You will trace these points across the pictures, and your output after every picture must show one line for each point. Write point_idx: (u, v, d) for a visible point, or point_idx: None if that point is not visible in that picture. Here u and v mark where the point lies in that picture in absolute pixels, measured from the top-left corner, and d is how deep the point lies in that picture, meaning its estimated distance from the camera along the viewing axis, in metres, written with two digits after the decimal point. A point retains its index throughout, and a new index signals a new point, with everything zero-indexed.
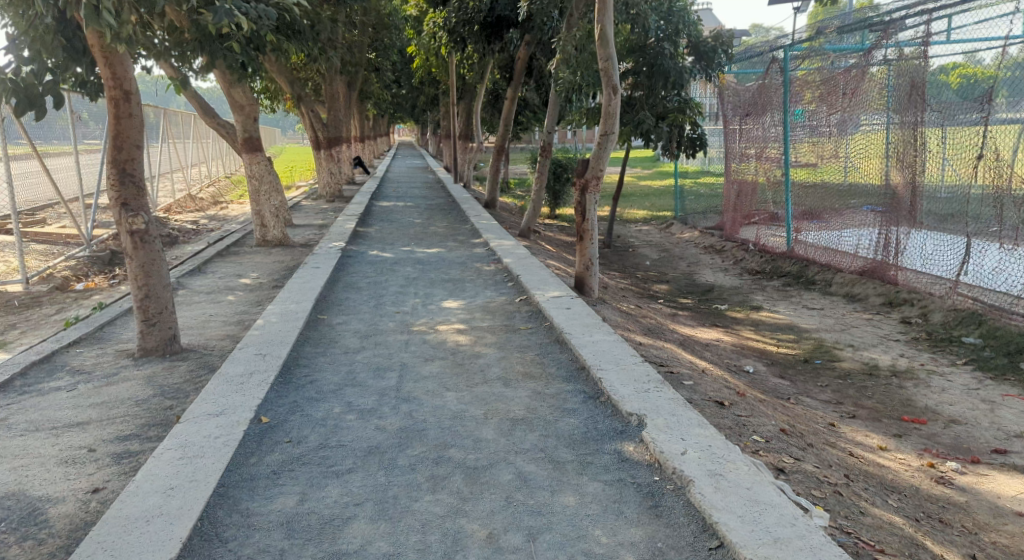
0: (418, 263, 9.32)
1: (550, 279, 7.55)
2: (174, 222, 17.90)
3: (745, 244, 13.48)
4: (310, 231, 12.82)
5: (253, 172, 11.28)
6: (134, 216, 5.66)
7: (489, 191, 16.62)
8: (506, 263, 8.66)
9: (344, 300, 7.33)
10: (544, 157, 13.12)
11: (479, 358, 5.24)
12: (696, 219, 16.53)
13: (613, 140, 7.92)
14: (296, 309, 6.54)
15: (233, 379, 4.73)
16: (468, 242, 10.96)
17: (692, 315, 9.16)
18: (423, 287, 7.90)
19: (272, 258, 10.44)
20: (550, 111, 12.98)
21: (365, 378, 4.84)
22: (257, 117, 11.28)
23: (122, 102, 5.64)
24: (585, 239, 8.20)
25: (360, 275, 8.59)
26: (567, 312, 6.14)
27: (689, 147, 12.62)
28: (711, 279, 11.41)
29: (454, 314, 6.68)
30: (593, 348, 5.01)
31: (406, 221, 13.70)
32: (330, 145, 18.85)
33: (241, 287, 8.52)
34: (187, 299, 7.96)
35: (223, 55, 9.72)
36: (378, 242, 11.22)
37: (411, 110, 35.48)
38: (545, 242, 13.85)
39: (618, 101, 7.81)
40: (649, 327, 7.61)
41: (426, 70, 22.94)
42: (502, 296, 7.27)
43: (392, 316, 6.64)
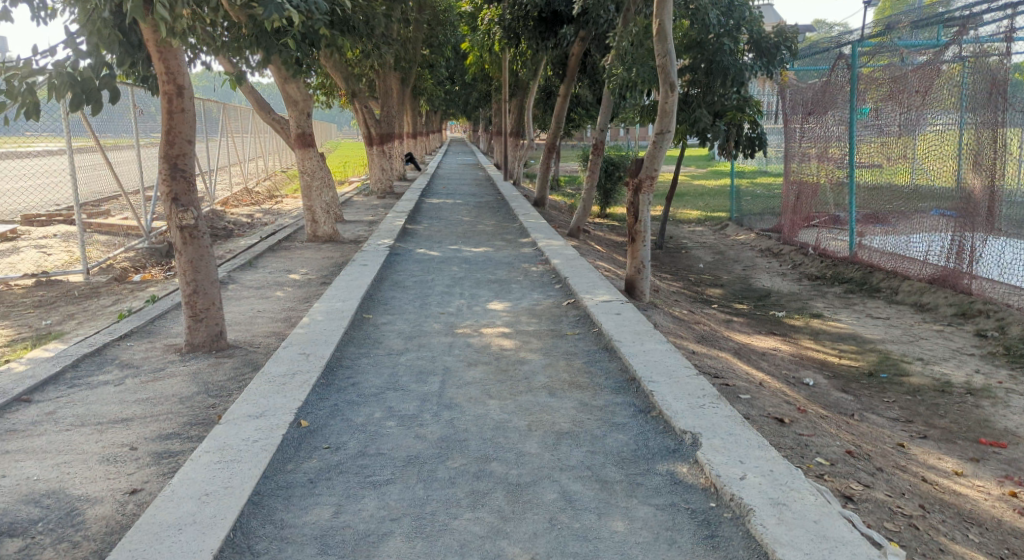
0: (465, 262, 9.20)
1: (600, 281, 7.35)
2: (230, 215, 18.15)
3: (804, 248, 13.03)
4: (359, 228, 12.82)
5: (306, 167, 11.31)
6: (184, 211, 5.62)
7: (540, 189, 16.42)
8: (555, 264, 8.48)
9: (390, 299, 7.25)
10: (596, 155, 12.85)
11: (524, 364, 5.08)
12: (753, 220, 16.10)
13: (669, 139, 7.65)
14: (342, 307, 6.46)
15: (275, 379, 4.64)
16: (517, 241, 10.81)
17: (748, 321, 8.85)
18: (470, 287, 7.76)
19: (322, 254, 10.45)
20: (603, 108, 12.74)
21: (407, 382, 4.72)
22: (311, 112, 11.25)
23: (175, 96, 5.62)
24: (638, 240, 7.95)
25: (407, 273, 8.51)
26: (617, 317, 5.94)
27: (748, 147, 12.33)
28: (768, 284, 11.04)
29: (500, 316, 6.53)
30: (644, 357, 4.81)
31: (455, 219, 13.62)
32: (383, 141, 18.93)
33: (290, 282, 8.52)
34: (236, 294, 7.97)
35: (278, 50, 9.75)
36: (426, 239, 11.16)
37: (463, 107, 35.52)
38: (595, 242, 13.61)
39: (675, 100, 7.54)
40: (703, 334, 7.34)
41: (479, 66, 22.87)
42: (550, 299, 7.09)
43: (438, 317, 6.52)
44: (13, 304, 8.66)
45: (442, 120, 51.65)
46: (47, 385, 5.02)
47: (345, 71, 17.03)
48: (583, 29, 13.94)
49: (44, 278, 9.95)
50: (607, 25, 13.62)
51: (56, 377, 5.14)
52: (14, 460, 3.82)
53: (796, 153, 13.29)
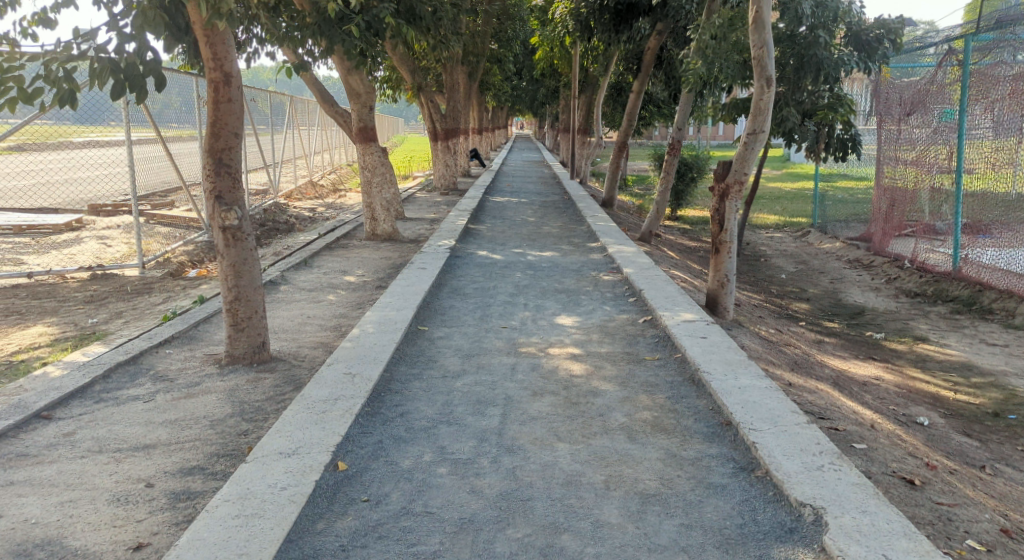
0: (529, 267, 8.57)
1: (679, 296, 6.63)
2: (292, 208, 17.97)
3: (899, 261, 12.01)
4: (420, 226, 12.34)
5: (366, 163, 10.88)
6: (227, 210, 5.14)
7: (609, 190, 15.70)
8: (627, 274, 7.79)
9: (448, 308, 6.69)
10: (672, 155, 12.03)
11: (598, 396, 4.42)
12: (838, 228, 15.16)
13: (762, 140, 6.89)
14: (396, 319, 5.91)
15: (314, 407, 4.09)
16: (585, 246, 10.13)
17: (842, 344, 8.02)
18: (535, 297, 7.13)
19: (380, 253, 9.98)
20: (681, 105, 11.95)
21: (463, 415, 4.12)
22: (373, 106, 10.72)
23: (222, 84, 5.12)
24: (722, 251, 7.20)
25: (467, 279, 7.93)
26: (702, 341, 5.23)
27: (839, 148, 11.46)
28: (860, 299, 10.13)
29: (569, 333, 5.88)
30: (741, 396, 4.12)
31: (519, 219, 13.00)
32: (447, 137, 18.52)
33: (345, 285, 8.03)
34: (286, 296, 7.52)
35: (341, 40, 9.33)
36: (489, 241, 10.60)
37: (530, 103, 34.90)
38: (668, 247, 12.86)
39: (772, 96, 6.76)
40: (796, 359, 6.59)
41: (548, 61, 22.21)
42: (624, 315, 6.41)
43: (499, 331, 5.92)
44: (65, 298, 8.36)
45: (507, 114, 51.11)
46: (73, 399, 4.58)
47: (410, 64, 16.61)
48: (661, 21, 13.15)
49: (100, 271, 9.67)
50: (686, 16, 12.80)
51: (84, 390, 4.71)
52: (16, 495, 3.35)
53: (895, 155, 12.24)
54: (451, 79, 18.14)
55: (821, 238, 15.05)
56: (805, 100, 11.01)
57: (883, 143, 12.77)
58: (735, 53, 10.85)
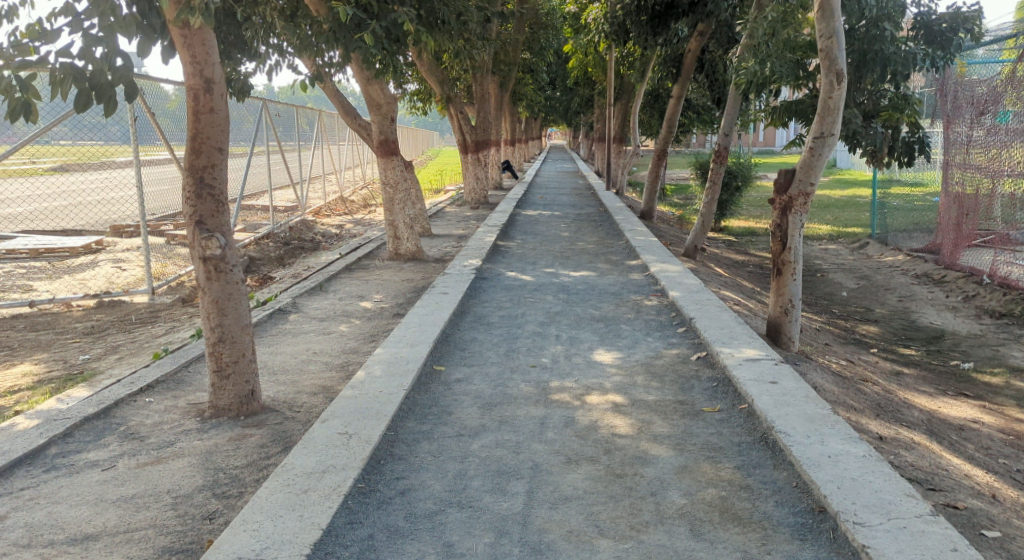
0: (563, 291, 7.72)
1: (738, 326, 5.74)
2: (320, 226, 17.36)
3: (976, 275, 11.01)
4: (446, 244, 11.57)
5: (388, 178, 10.16)
6: (208, 238, 4.31)
7: (649, 200, 14.79)
8: (673, 298, 6.90)
9: (470, 342, 5.89)
10: (718, 163, 11.10)
11: (647, 466, 3.57)
12: (900, 240, 14.37)
13: (832, 145, 6.04)
14: (408, 359, 5.10)
15: (295, 482, 3.27)
16: (624, 264, 9.28)
17: (924, 377, 7.18)
18: (569, 326, 6.28)
19: (402, 275, 9.24)
20: (727, 108, 11.06)
21: (478, 494, 3.30)
22: (394, 116, 10.01)
23: (202, 92, 4.31)
24: (784, 272, 6.30)
25: (494, 305, 7.11)
26: (771, 388, 4.35)
27: (905, 152, 10.42)
28: (937, 322, 9.35)
29: (609, 374, 5.02)
30: (835, 473, 3.24)
31: (553, 234, 12.22)
32: (478, 149, 17.76)
33: (359, 313, 7.26)
34: (292, 327, 6.76)
35: (356, 48, 8.65)
36: (520, 259, 9.81)
37: (563, 113, 34.05)
38: (715, 263, 11.95)
39: (842, 95, 5.93)
40: (881, 400, 5.72)
41: (582, 69, 21.47)
42: (673, 350, 5.52)
43: (528, 372, 5.09)
44: (63, 331, 7.71)
45: (540, 125, 50.28)
46: (19, 468, 3.83)
47: (439, 75, 16.01)
48: (702, 21, 12.30)
49: (106, 299, 9.01)
50: (729, 15, 11.93)
51: (35, 455, 3.96)
52: None
53: (972, 160, 11.27)
54: (481, 89, 17.45)
55: (882, 250, 14.14)
56: (864, 101, 10.05)
57: (952, 146, 11.75)
58: (786, 52, 9.95)
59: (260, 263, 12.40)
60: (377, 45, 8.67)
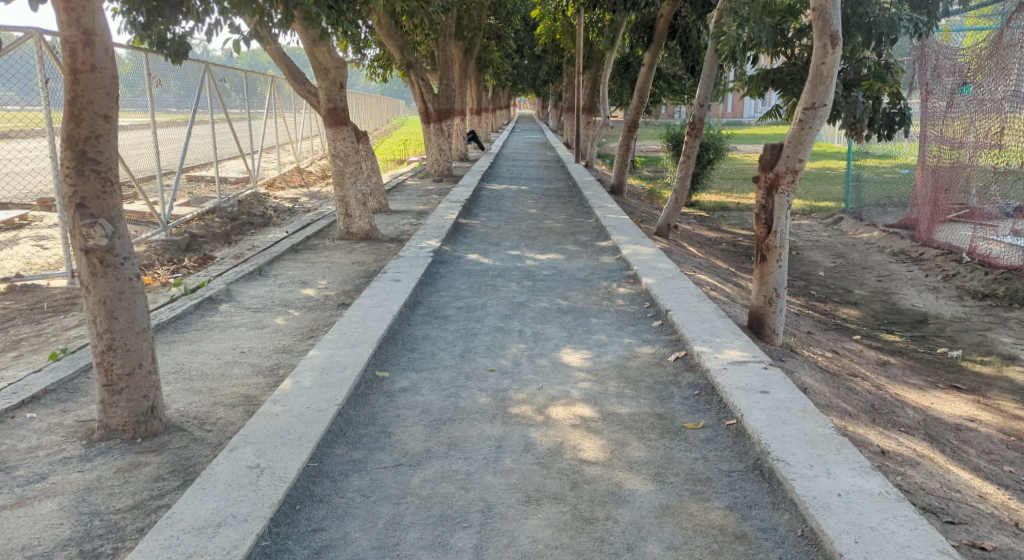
0: (526, 277, 7.05)
1: (720, 320, 5.14)
2: (273, 199, 16.40)
3: (955, 253, 10.60)
4: (404, 221, 10.80)
5: (338, 150, 9.32)
6: (91, 225, 3.54)
7: (619, 174, 14.15)
8: (647, 286, 6.28)
9: (421, 339, 5.21)
10: (692, 136, 10.46)
11: (622, 506, 2.96)
12: (874, 215, 13.96)
13: (823, 116, 5.43)
14: (346, 365, 4.40)
15: (180, 543, 2.59)
16: (593, 244, 8.64)
17: (912, 367, 6.69)
18: (532, 320, 5.63)
19: (353, 257, 8.48)
20: (702, 77, 10.41)
21: (413, 552, 2.66)
22: (343, 82, 9.17)
23: (81, 46, 3.52)
24: (770, 259, 5.72)
25: (451, 294, 6.43)
26: (761, 399, 3.76)
27: (885, 125, 9.91)
28: (919, 304, 8.89)
29: (576, 380, 4.39)
30: (848, 520, 2.66)
31: (518, 210, 11.52)
32: (440, 118, 16.90)
33: (300, 303, 6.52)
34: (221, 320, 5.99)
35: (297, 6, 7.78)
36: (482, 239, 9.11)
37: (532, 82, 33.17)
38: (687, 241, 11.38)
39: (836, 61, 5.32)
40: (875, 400, 5.17)
41: (549, 35, 20.66)
42: (648, 349, 4.92)
43: (484, 378, 4.44)
44: None
45: (507, 94, 49.13)
46: None
47: (398, 39, 15.11)
48: None
49: (19, 284, 8.09)
50: None
51: None
52: None
53: (951, 132, 10.84)
54: (443, 55, 16.57)
55: (857, 226, 13.72)
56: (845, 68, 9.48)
57: (929, 117, 11.30)
58: (765, 15, 9.31)
59: (203, 242, 11.45)
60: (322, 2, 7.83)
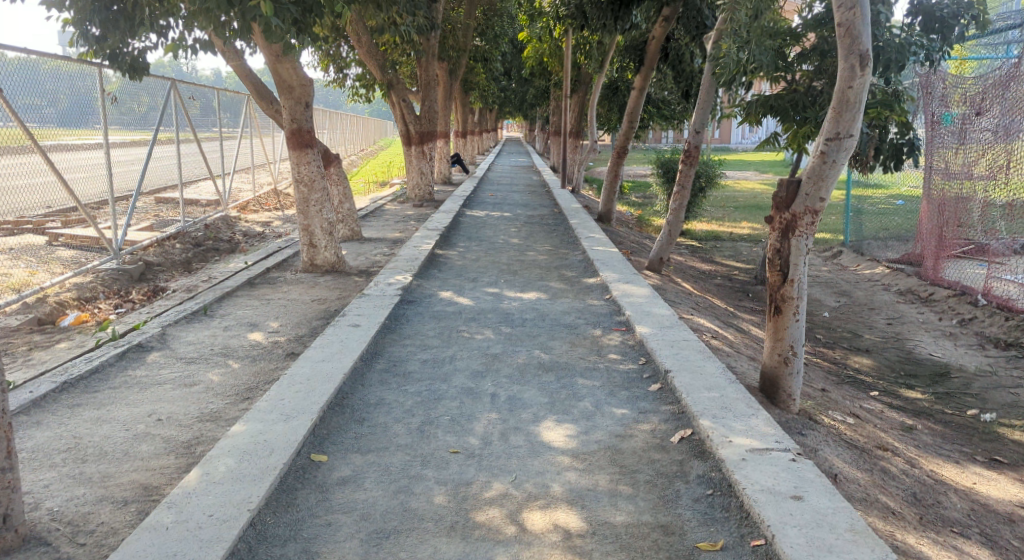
0: (504, 321, 6.21)
1: (729, 387, 4.33)
2: (243, 222, 15.49)
3: (968, 294, 9.87)
4: (376, 251, 9.96)
5: (301, 175, 8.49)
6: None
7: (608, 201, 13.40)
8: (642, 336, 5.46)
9: (376, 405, 4.36)
10: (687, 165, 9.72)
11: None
12: (876, 249, 13.27)
13: (849, 149, 4.65)
14: (274, 446, 3.52)
15: None
16: (580, 282, 7.83)
17: (940, 433, 5.92)
18: (508, 380, 4.79)
19: (314, 294, 7.62)
20: (698, 101, 9.69)
21: None
22: (309, 101, 8.37)
23: None
24: (784, 312, 4.91)
25: (417, 344, 5.59)
26: (793, 514, 2.94)
27: (891, 156, 9.21)
28: (937, 354, 8.15)
29: (558, 468, 3.56)
30: None
31: (501, 240, 10.72)
32: (422, 140, 16.06)
33: (243, 352, 5.65)
34: (144, 374, 5.11)
35: (254, 17, 6.97)
36: (459, 274, 8.29)
37: (520, 104, 32.56)
38: (681, 276, 10.61)
39: (865, 84, 4.53)
40: (913, 487, 4.39)
41: (538, 57, 20.01)
42: (646, 423, 4.09)
43: (446, 464, 3.60)
44: None
45: (494, 116, 48.52)
46: None
47: (378, 57, 14.37)
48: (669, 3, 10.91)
49: None
50: None
51: None
52: None
53: (958, 164, 10.16)
54: (426, 75, 15.80)
55: (858, 261, 13.03)
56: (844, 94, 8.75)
57: (933, 149, 10.61)
58: (767, 36, 8.58)
59: (159, 270, 10.54)
60: (283, 13, 7.02)
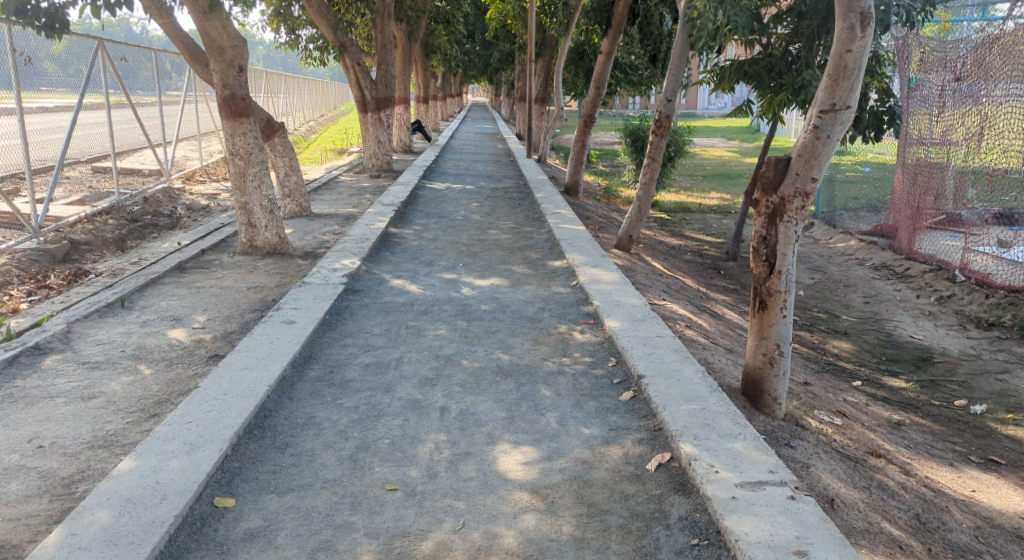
0: (459, 314, 5.57)
1: (712, 397, 3.79)
2: (188, 194, 14.53)
3: (944, 268, 9.46)
4: (325, 229, 9.22)
5: (237, 147, 7.72)
6: None
7: (574, 172, 12.78)
8: (613, 333, 4.88)
9: (305, 425, 3.73)
10: (658, 135, 9.12)
11: None
12: (848, 221, 12.86)
13: (845, 122, 4.08)
14: (166, 493, 2.92)
15: None
16: (543, 265, 7.22)
17: (932, 430, 5.46)
18: (460, 389, 4.19)
19: (251, 280, 6.90)
20: (670, 68, 9.08)
21: None
22: (243, 64, 7.55)
23: None
24: (770, 307, 4.38)
25: (358, 343, 4.95)
26: None
27: (872, 125, 8.59)
28: (918, 336, 7.72)
29: (516, 510, 2.99)
30: None
31: (459, 216, 10.06)
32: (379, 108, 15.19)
33: (159, 354, 4.96)
34: (37, 385, 4.41)
35: None
36: (412, 256, 7.62)
37: (484, 69, 31.59)
38: (651, 253, 10.06)
39: (865, 47, 3.94)
40: (916, 505, 3.88)
41: (502, 20, 19.14)
42: (617, 444, 3.53)
43: (380, 508, 3.00)
44: None
45: (458, 81, 47.39)
46: None
47: (329, 18, 13.46)
48: None
49: None
50: None
51: None
52: None
53: (934, 133, 9.67)
54: (381, 37, 14.86)
55: (830, 233, 12.61)
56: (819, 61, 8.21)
57: (909, 118, 10.13)
58: None
59: (87, 250, 9.69)
60: None
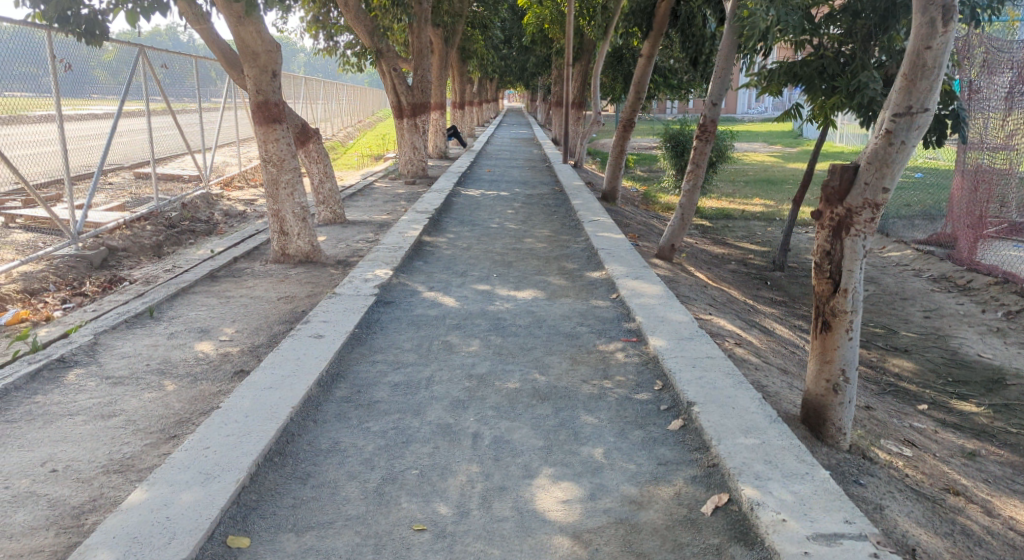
0: (494, 329, 5.29)
1: (772, 429, 3.43)
2: (226, 199, 14.51)
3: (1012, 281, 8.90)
4: (358, 236, 9.01)
5: (270, 154, 7.55)
6: None
7: (613, 178, 12.43)
8: (660, 353, 4.53)
9: (329, 453, 3.46)
10: (703, 140, 8.71)
11: None
12: (901, 229, 12.30)
13: (922, 127, 3.70)
14: (177, 532, 2.69)
15: None
16: (582, 276, 6.91)
17: (1009, 461, 5.01)
18: (495, 413, 3.90)
19: (282, 290, 6.70)
20: (716, 70, 8.68)
21: None
22: (277, 69, 7.39)
23: None
24: (834, 328, 4.00)
25: (387, 360, 4.69)
26: None
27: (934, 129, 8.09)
28: (986, 354, 7.22)
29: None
30: None
31: (496, 224, 9.78)
32: (415, 113, 15.02)
33: (183, 369, 4.76)
34: (56, 402, 4.23)
35: None
36: (447, 266, 7.37)
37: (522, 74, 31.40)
38: (694, 263, 9.66)
39: (946, 44, 3.57)
40: (1004, 553, 3.48)
41: (540, 24, 18.88)
42: (668, 482, 3.21)
43: (407, 552, 2.73)
44: None
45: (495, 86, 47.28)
46: None
47: (367, 23, 13.34)
48: None
49: None
50: None
51: None
52: None
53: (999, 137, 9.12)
54: (418, 42, 14.68)
55: (883, 241, 12.05)
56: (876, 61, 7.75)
57: None
58: None
59: (124, 256, 9.63)
60: None
